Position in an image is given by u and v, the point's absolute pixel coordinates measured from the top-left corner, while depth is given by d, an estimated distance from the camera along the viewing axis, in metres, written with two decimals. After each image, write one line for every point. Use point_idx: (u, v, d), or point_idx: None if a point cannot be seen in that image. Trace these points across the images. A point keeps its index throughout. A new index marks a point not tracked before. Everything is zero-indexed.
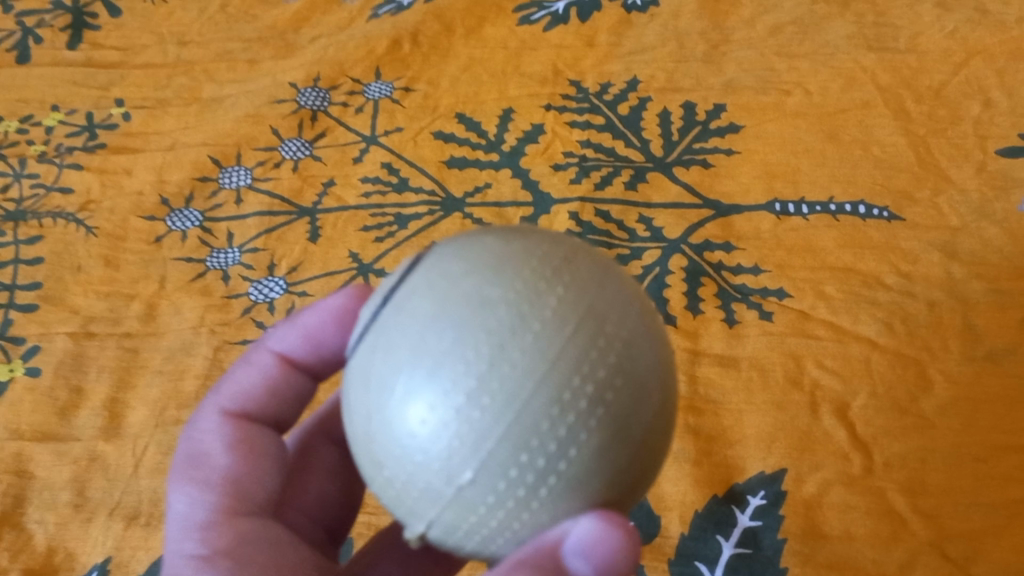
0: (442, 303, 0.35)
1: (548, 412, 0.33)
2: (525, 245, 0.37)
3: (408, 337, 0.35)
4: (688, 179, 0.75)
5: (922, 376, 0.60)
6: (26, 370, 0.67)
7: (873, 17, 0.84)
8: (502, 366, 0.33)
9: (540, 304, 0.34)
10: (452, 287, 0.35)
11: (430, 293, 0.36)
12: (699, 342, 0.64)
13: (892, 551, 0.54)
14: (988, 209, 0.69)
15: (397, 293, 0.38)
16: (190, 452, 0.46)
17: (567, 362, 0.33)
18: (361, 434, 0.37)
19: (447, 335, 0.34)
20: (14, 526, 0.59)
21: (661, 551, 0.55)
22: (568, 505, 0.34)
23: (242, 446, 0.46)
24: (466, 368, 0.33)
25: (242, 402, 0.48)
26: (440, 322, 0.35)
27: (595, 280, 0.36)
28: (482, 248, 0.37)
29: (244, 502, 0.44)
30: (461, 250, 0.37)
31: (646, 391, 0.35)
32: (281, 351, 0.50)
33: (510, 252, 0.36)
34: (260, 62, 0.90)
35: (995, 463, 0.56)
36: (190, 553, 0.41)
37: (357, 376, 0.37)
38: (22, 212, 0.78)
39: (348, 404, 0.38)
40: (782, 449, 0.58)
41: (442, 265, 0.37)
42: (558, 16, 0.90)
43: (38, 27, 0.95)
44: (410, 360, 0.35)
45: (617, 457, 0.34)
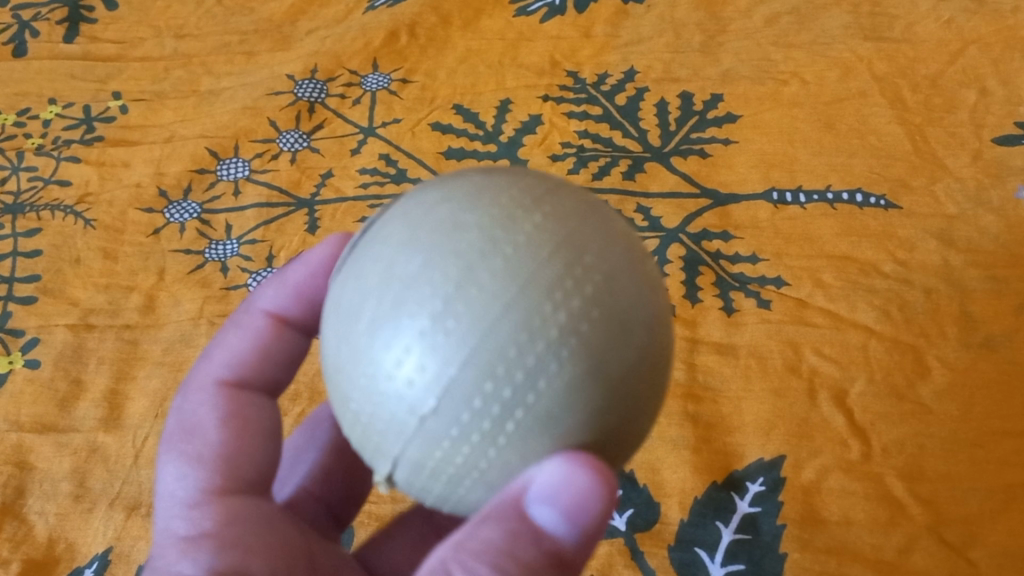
0: (417, 231, 0.36)
1: (516, 338, 0.33)
2: (503, 181, 0.38)
3: (378, 265, 0.36)
4: (686, 169, 0.75)
5: (919, 362, 0.61)
6: (26, 362, 0.67)
7: (870, 7, 0.85)
8: (470, 289, 0.33)
9: (514, 229, 0.35)
10: (428, 215, 0.36)
11: (406, 221, 0.37)
12: (698, 330, 0.64)
13: (890, 535, 0.54)
14: (984, 197, 0.69)
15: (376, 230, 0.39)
16: (182, 424, 0.46)
17: (538, 288, 0.33)
18: (334, 370, 0.37)
19: (417, 259, 0.35)
20: (15, 517, 0.59)
21: (661, 537, 0.56)
22: (539, 443, 0.34)
23: (234, 421, 0.46)
24: (433, 291, 0.34)
25: (236, 368, 0.49)
26: (412, 248, 0.35)
27: (576, 213, 0.36)
28: (465, 183, 0.38)
29: (235, 480, 0.44)
30: (441, 187, 0.38)
31: (627, 328, 0.34)
32: (274, 311, 0.51)
33: (491, 185, 0.37)
34: (257, 54, 0.90)
35: (992, 448, 0.57)
36: (177, 528, 0.42)
37: (332, 309, 0.38)
38: (20, 206, 0.78)
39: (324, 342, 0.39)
40: (781, 436, 0.58)
41: (423, 197, 0.38)
42: (554, 7, 0.90)
43: (35, 20, 0.95)
44: (381, 287, 0.35)
45: (591, 394, 0.34)
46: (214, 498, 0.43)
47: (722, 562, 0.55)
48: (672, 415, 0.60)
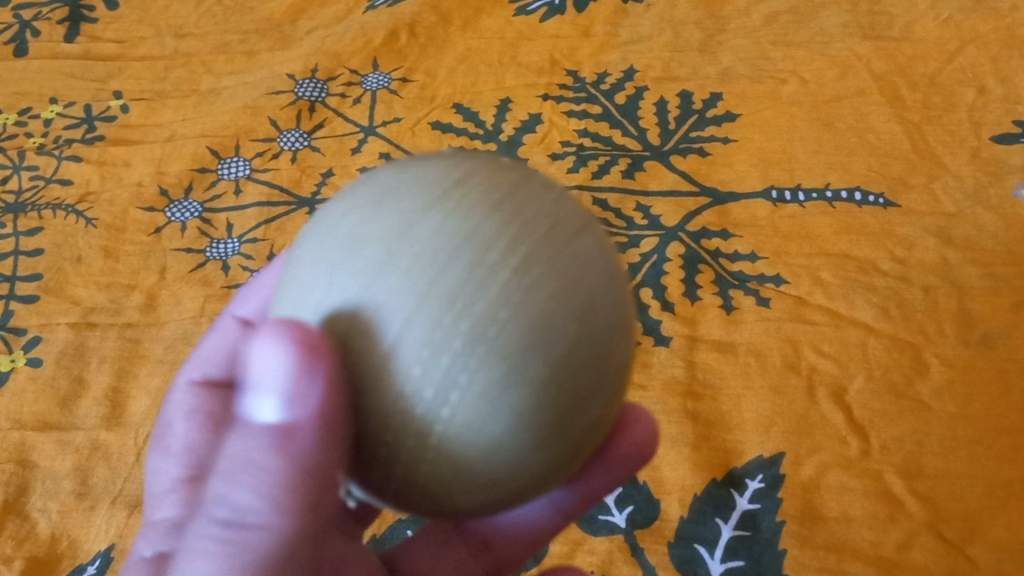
0: (323, 249, 0.35)
1: (419, 353, 0.32)
2: (428, 165, 0.37)
3: (300, 264, 0.36)
4: (685, 168, 0.75)
5: (918, 360, 0.61)
6: (28, 360, 0.67)
7: (868, 5, 0.85)
8: (368, 307, 0.33)
9: (411, 236, 0.33)
10: (335, 228, 0.35)
11: (318, 236, 0.36)
12: (697, 328, 0.65)
13: (889, 532, 0.54)
14: (983, 195, 0.69)
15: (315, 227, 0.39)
16: (162, 424, 0.52)
17: (437, 297, 0.32)
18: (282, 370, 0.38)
19: (326, 254, 0.35)
20: (17, 515, 0.59)
21: (661, 534, 0.56)
22: (469, 454, 0.33)
23: (202, 415, 0.51)
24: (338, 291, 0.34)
25: (207, 368, 0.53)
26: (324, 244, 0.35)
27: (482, 205, 0.34)
28: (377, 183, 0.37)
29: (200, 470, 0.49)
30: (354, 192, 0.37)
31: (547, 321, 0.32)
32: (236, 311, 0.54)
33: (399, 184, 0.36)
34: (257, 54, 0.90)
35: (990, 445, 0.57)
36: (153, 517, 0.48)
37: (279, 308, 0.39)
38: (21, 205, 0.78)
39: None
40: (780, 433, 0.59)
41: (338, 206, 0.37)
42: (554, 6, 0.90)
43: (35, 20, 0.95)
44: (297, 286, 0.35)
45: (514, 398, 0.32)
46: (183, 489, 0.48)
47: (723, 559, 0.55)
48: (672, 412, 0.61)
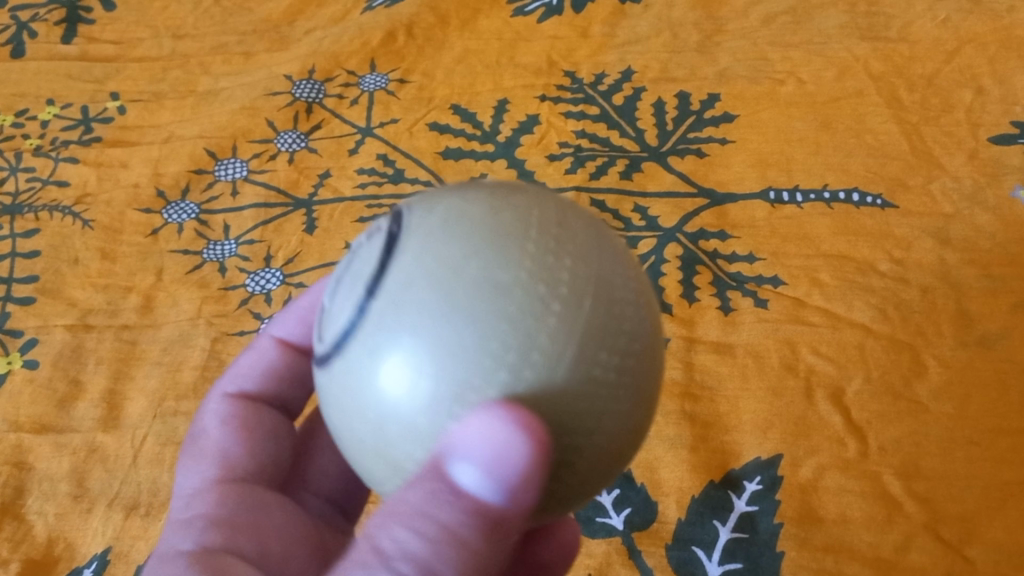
0: (450, 295, 0.33)
1: (581, 391, 0.33)
2: (524, 220, 0.35)
3: (422, 337, 0.33)
4: (683, 169, 0.75)
5: (916, 361, 0.61)
6: (25, 362, 0.67)
7: (866, 6, 0.85)
8: (533, 354, 0.33)
9: (556, 281, 0.34)
10: (456, 272, 0.34)
11: (431, 281, 0.34)
12: (695, 329, 0.65)
13: (887, 533, 0.54)
14: (980, 196, 0.69)
15: (389, 281, 0.35)
16: (194, 431, 0.51)
17: (593, 338, 0.34)
18: (363, 436, 0.35)
19: (474, 333, 0.32)
20: (14, 516, 0.59)
21: (659, 536, 0.56)
22: (595, 472, 0.36)
23: (235, 424, 0.51)
24: (506, 377, 0.32)
25: (242, 382, 0.53)
26: (469, 320, 0.33)
27: (592, 244, 0.36)
28: (473, 221, 0.35)
29: (230, 475, 0.49)
30: (445, 230, 0.35)
31: (653, 349, 0.36)
32: (275, 332, 0.54)
33: (503, 223, 0.35)
34: (255, 55, 0.90)
35: (988, 446, 0.57)
36: (177, 514, 0.46)
37: (352, 369, 0.35)
38: (18, 206, 0.78)
39: (335, 396, 0.36)
40: (778, 434, 0.59)
41: (433, 246, 0.35)
42: (552, 7, 0.90)
43: (33, 21, 0.95)
44: (435, 364, 0.33)
45: (637, 418, 0.36)
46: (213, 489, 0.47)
47: (720, 561, 0.55)
48: (670, 414, 0.61)
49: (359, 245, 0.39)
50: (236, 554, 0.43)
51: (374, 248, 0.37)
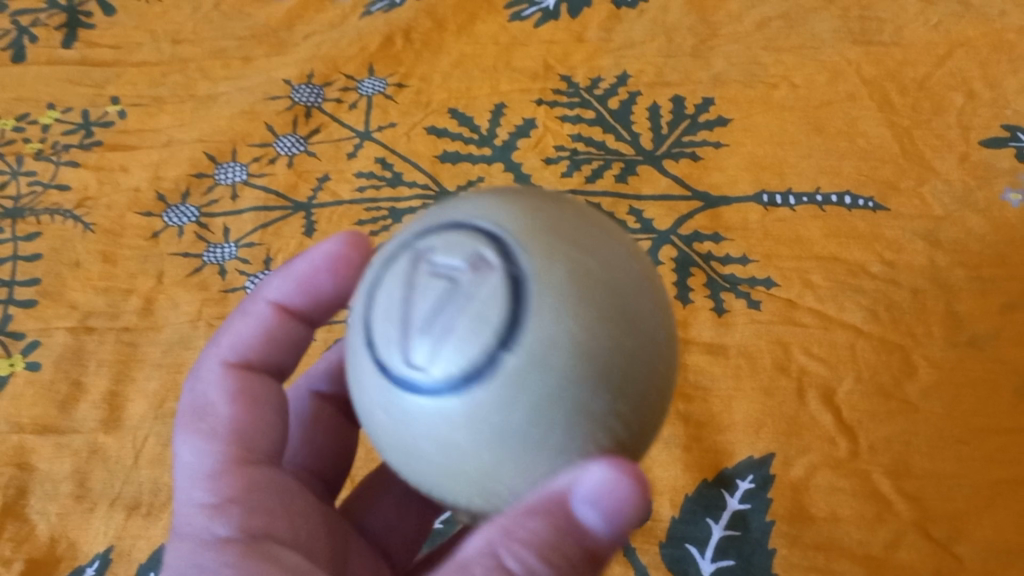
0: (589, 362, 0.35)
1: (652, 430, 0.39)
2: (633, 283, 0.38)
3: (564, 401, 0.35)
4: (677, 172, 0.76)
5: (907, 361, 0.62)
6: (26, 364, 0.68)
7: (859, 11, 0.86)
8: (640, 409, 0.37)
9: (657, 344, 0.38)
10: (592, 339, 0.35)
11: (570, 346, 0.35)
12: (689, 330, 0.65)
13: (877, 531, 0.55)
14: (971, 199, 0.70)
15: (526, 338, 0.35)
16: (195, 404, 0.47)
17: (668, 387, 0.39)
18: (470, 474, 0.36)
19: (606, 398, 0.35)
20: (17, 517, 0.60)
21: (652, 534, 0.57)
22: None
23: (244, 396, 0.48)
24: (621, 432, 0.36)
25: (242, 351, 0.50)
26: (604, 386, 0.35)
27: (663, 296, 0.40)
28: (595, 279, 0.36)
29: (250, 451, 0.46)
30: (572, 287, 0.36)
31: None
32: (280, 301, 0.52)
33: (619, 283, 0.37)
34: (254, 59, 0.91)
35: (977, 445, 0.58)
36: (201, 499, 0.42)
37: (477, 420, 0.35)
38: (20, 210, 0.79)
39: (439, 432, 0.36)
40: (770, 434, 0.60)
41: (565, 305, 0.35)
42: (548, 12, 0.91)
43: (33, 26, 0.95)
44: (573, 422, 0.35)
45: None
46: (234, 465, 0.44)
47: (713, 558, 0.56)
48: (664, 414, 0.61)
49: (453, 269, 0.36)
50: (277, 543, 0.42)
51: (498, 292, 0.35)
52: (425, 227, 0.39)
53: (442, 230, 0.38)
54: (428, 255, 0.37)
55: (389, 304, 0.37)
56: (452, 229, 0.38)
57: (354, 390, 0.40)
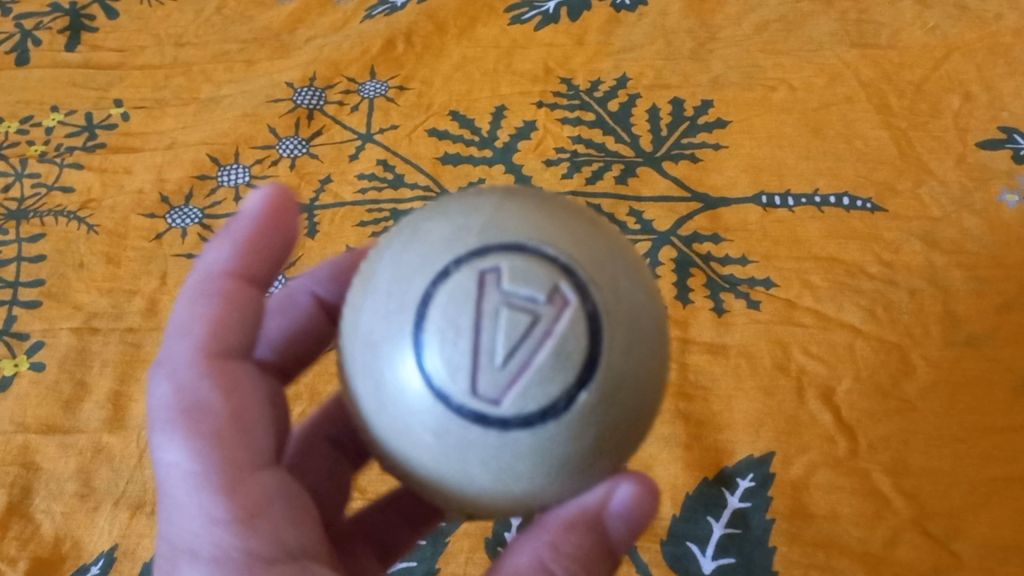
0: (644, 394, 0.37)
1: None
2: (664, 314, 0.40)
3: (620, 432, 0.37)
4: (677, 173, 0.76)
5: (904, 361, 0.62)
6: (31, 365, 0.68)
7: (856, 14, 0.86)
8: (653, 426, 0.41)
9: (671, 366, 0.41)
10: (648, 372, 0.37)
11: (635, 381, 0.36)
12: (689, 330, 0.66)
13: (876, 528, 0.56)
14: (968, 199, 0.71)
15: (601, 376, 0.35)
16: (184, 402, 0.42)
17: None
18: (518, 495, 0.37)
19: (644, 422, 0.38)
20: (21, 516, 0.61)
21: (653, 532, 0.57)
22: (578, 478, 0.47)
23: (235, 390, 0.43)
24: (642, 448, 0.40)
25: (222, 335, 0.45)
26: (645, 414, 0.38)
27: None
28: (650, 312, 0.38)
29: (256, 453, 0.42)
30: (638, 323, 0.37)
31: None
32: (233, 270, 0.48)
33: (660, 313, 0.39)
34: (256, 62, 0.91)
35: (975, 443, 0.58)
36: (221, 515, 0.39)
37: (546, 451, 0.35)
38: (24, 212, 0.80)
39: (503, 462, 0.35)
40: (770, 433, 0.60)
41: (634, 342, 0.37)
42: (549, 15, 0.91)
43: (37, 29, 0.96)
44: (621, 447, 0.37)
45: None
46: (245, 470, 0.41)
47: (713, 556, 0.56)
48: (665, 413, 0.62)
49: (529, 300, 0.35)
50: (311, 557, 0.41)
51: (580, 330, 0.35)
52: (481, 242, 0.37)
53: (506, 252, 0.36)
54: (498, 281, 0.35)
55: (456, 331, 0.35)
56: (518, 252, 0.36)
57: (383, 405, 0.37)
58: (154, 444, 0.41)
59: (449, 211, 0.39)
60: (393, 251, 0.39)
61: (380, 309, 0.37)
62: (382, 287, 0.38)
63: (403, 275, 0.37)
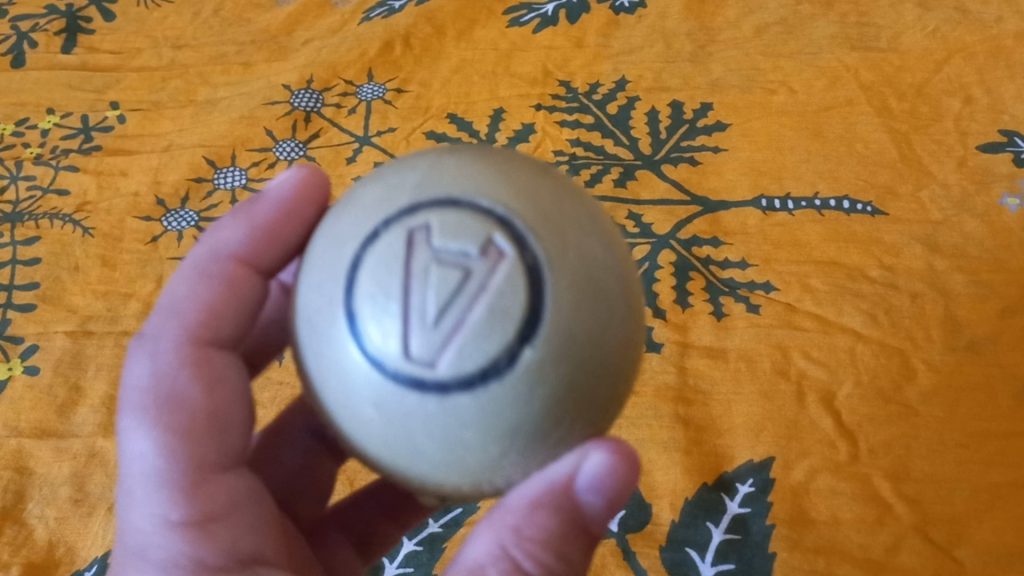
0: (602, 352, 0.36)
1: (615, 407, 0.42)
2: (625, 268, 0.38)
3: (575, 390, 0.35)
4: (676, 176, 0.76)
5: (906, 366, 0.62)
6: (25, 368, 0.68)
7: (856, 17, 0.86)
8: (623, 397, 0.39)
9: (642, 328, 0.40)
10: (606, 328, 0.36)
11: (588, 337, 0.35)
12: (689, 334, 0.65)
13: (877, 534, 0.55)
14: (969, 203, 0.71)
15: (545, 330, 0.34)
16: (159, 392, 0.42)
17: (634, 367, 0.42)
18: (470, 468, 0.36)
19: (608, 380, 0.36)
20: (15, 521, 0.60)
21: (652, 537, 0.56)
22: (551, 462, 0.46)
23: (215, 384, 0.43)
24: (611, 416, 0.38)
25: (206, 322, 0.45)
26: (606, 374, 0.36)
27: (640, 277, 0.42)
28: (605, 263, 0.37)
29: (225, 454, 0.42)
30: (589, 277, 0.36)
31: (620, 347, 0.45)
32: (240, 255, 0.47)
33: (620, 266, 0.38)
34: (253, 65, 0.91)
35: (977, 450, 0.58)
36: (173, 515, 0.39)
37: (492, 414, 0.34)
38: (19, 214, 0.79)
39: (447, 429, 0.35)
40: (770, 438, 0.60)
41: (584, 297, 0.35)
42: (547, 18, 0.91)
43: (33, 31, 0.95)
44: (579, 410, 0.36)
45: None
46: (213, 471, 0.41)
47: (713, 562, 0.56)
48: (664, 417, 0.61)
49: (461, 255, 0.35)
50: (265, 564, 0.42)
51: (517, 282, 0.35)
52: (411, 201, 0.37)
53: (436, 208, 0.36)
54: (428, 238, 0.35)
55: (385, 293, 0.35)
56: (451, 208, 0.36)
57: (325, 380, 0.37)
58: (120, 427, 0.41)
59: (384, 173, 0.40)
60: (331, 221, 0.39)
61: (316, 279, 0.38)
62: (319, 257, 0.38)
63: (337, 241, 0.38)
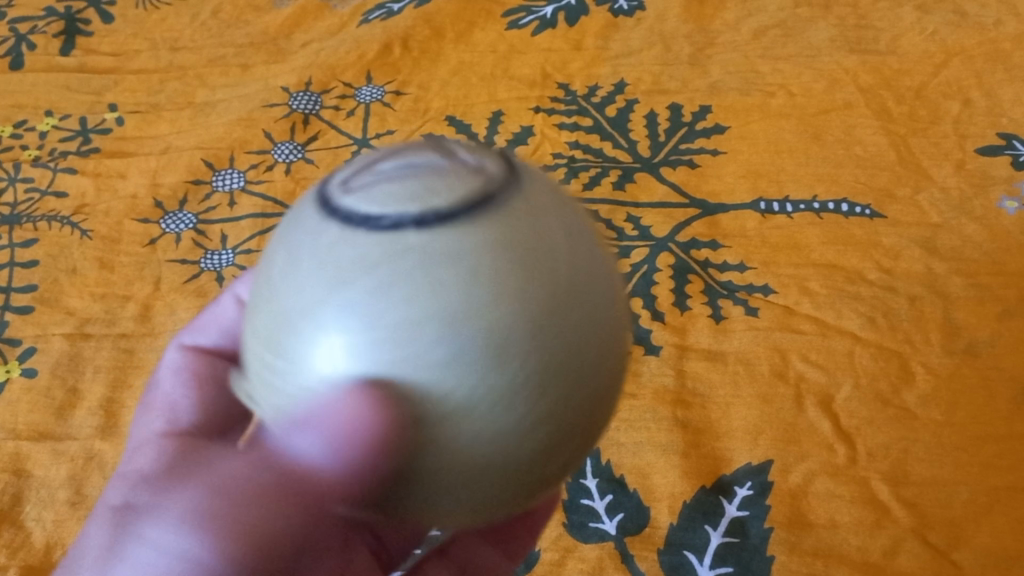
0: (457, 306, 0.31)
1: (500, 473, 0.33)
2: (590, 289, 0.33)
3: (454, 327, 0.31)
4: (675, 179, 0.76)
5: (905, 369, 0.62)
6: (23, 371, 0.68)
7: (855, 20, 0.86)
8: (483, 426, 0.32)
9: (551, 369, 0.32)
10: (475, 290, 0.31)
11: (448, 274, 0.31)
12: (687, 337, 0.65)
13: (876, 537, 0.55)
14: (967, 206, 0.71)
15: (414, 235, 0.32)
16: (149, 388, 0.53)
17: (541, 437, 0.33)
18: (286, 349, 0.33)
19: (503, 356, 0.31)
20: (13, 523, 0.60)
21: (651, 541, 0.56)
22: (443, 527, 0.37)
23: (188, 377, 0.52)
24: (447, 411, 0.31)
25: (197, 338, 0.55)
26: (448, 327, 0.31)
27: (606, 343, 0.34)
28: (523, 240, 0.32)
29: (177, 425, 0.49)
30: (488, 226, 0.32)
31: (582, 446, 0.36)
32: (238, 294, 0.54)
33: (548, 264, 0.32)
34: (252, 67, 0.91)
35: (975, 453, 0.58)
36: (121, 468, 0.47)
37: (323, 293, 0.32)
38: (17, 216, 0.79)
39: (285, 283, 0.34)
40: (768, 441, 0.59)
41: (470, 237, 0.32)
42: (546, 21, 0.91)
43: (31, 33, 0.95)
44: (414, 360, 0.31)
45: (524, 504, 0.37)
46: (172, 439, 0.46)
47: (711, 565, 0.55)
48: (662, 421, 0.61)
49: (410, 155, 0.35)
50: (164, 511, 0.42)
51: (423, 187, 0.33)
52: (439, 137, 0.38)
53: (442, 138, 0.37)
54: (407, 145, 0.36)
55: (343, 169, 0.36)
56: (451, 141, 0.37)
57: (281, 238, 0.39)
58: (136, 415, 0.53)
59: None
60: None
61: None
62: None
63: None
